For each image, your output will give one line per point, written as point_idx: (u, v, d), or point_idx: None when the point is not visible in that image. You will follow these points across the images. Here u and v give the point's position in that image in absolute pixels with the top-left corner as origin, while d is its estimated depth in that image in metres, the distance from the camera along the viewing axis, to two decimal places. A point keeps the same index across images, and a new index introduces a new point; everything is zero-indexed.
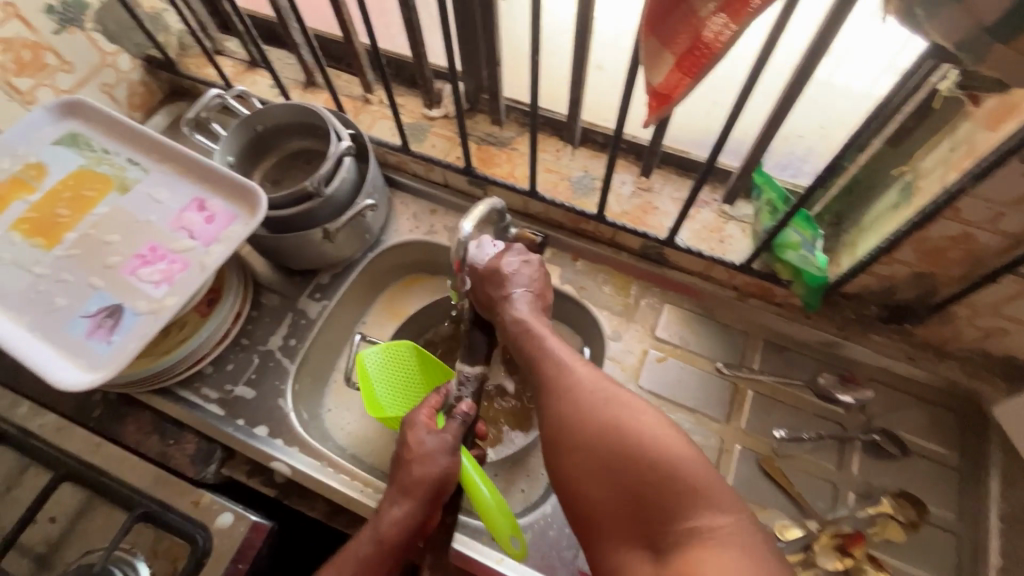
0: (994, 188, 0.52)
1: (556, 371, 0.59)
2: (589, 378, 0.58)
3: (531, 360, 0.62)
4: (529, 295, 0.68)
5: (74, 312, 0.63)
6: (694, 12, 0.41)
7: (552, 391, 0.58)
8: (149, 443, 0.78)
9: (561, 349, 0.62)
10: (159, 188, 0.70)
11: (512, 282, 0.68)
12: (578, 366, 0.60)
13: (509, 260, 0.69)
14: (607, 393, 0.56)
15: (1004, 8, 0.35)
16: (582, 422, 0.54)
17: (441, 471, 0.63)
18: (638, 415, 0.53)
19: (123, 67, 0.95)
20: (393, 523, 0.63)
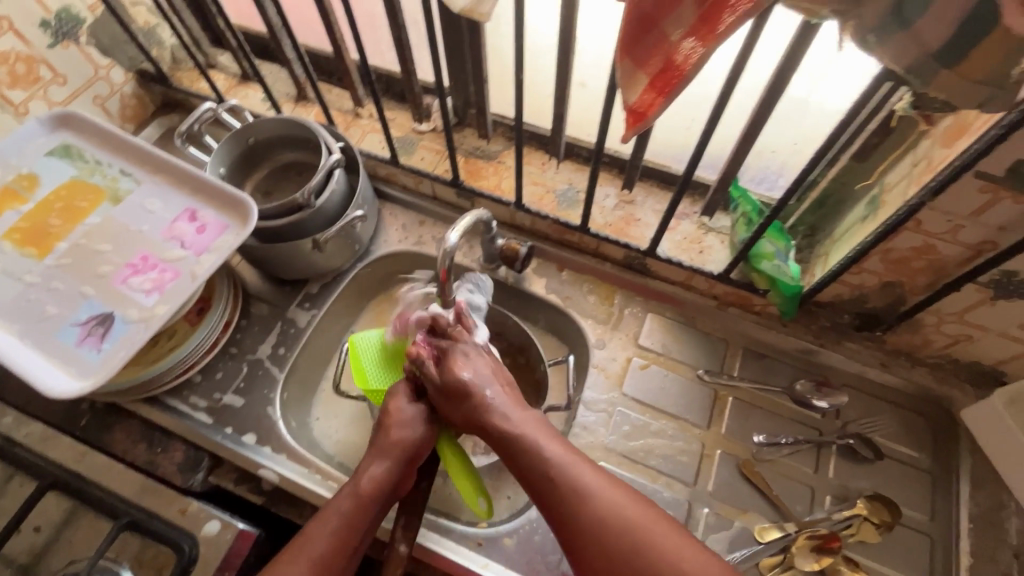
0: (952, 202, 0.56)
1: (569, 485, 0.55)
2: (607, 490, 0.55)
3: (532, 469, 0.57)
4: (502, 392, 0.63)
5: (65, 321, 0.64)
6: (665, 36, 0.44)
7: (572, 513, 0.53)
8: (136, 451, 0.78)
9: (560, 455, 0.57)
10: (152, 199, 0.72)
11: (482, 382, 0.63)
12: (589, 475, 0.56)
13: (462, 369, 0.63)
14: (634, 514, 0.53)
15: (945, 37, 0.38)
16: (615, 545, 0.52)
17: (416, 436, 0.65)
18: (668, 537, 0.52)
19: (116, 80, 0.97)
20: (371, 480, 0.62)
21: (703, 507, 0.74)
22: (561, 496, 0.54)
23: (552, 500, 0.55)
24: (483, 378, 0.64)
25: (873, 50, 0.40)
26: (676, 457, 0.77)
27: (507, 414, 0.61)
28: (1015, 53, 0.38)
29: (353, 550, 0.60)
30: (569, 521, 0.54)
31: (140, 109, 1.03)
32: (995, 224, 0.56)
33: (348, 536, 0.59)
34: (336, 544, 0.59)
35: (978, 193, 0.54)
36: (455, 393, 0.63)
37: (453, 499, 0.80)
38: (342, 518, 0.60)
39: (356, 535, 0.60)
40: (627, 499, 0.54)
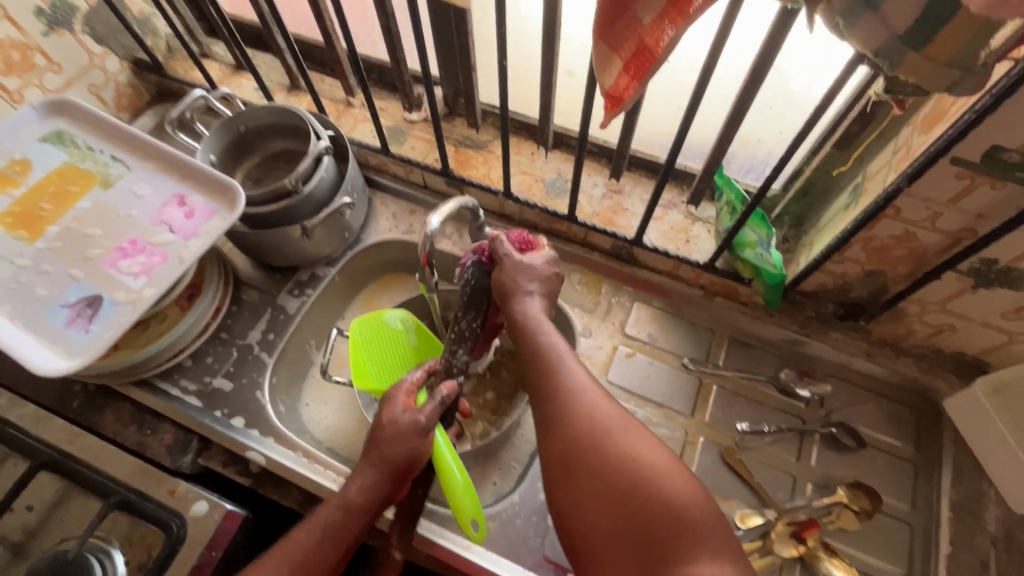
0: (930, 188, 0.56)
1: (552, 373, 0.56)
2: (587, 388, 0.55)
3: (530, 357, 0.59)
4: (543, 297, 0.63)
5: (54, 303, 0.65)
6: (637, 19, 0.44)
7: (550, 394, 0.55)
8: (127, 433, 0.80)
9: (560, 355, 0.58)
10: (142, 184, 0.73)
11: (531, 281, 0.63)
12: (574, 370, 0.57)
13: (527, 257, 0.64)
14: (607, 409, 0.53)
15: (912, 18, 0.38)
16: (580, 432, 0.52)
17: (413, 448, 0.62)
18: (636, 436, 0.51)
19: (111, 68, 0.98)
20: (359, 495, 0.62)
21: None
22: (546, 379, 0.56)
23: (539, 382, 0.57)
24: (541, 284, 0.64)
25: (843, 33, 0.41)
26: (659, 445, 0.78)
27: (529, 311, 0.61)
28: (981, 34, 0.38)
29: (337, 558, 0.61)
30: (547, 404, 0.55)
31: (135, 98, 1.05)
32: (973, 212, 0.56)
33: (333, 547, 0.61)
34: (320, 550, 0.60)
35: (955, 179, 0.54)
36: (497, 288, 0.64)
37: None
38: (327, 528, 0.61)
39: (341, 547, 0.61)
40: (602, 397, 0.54)
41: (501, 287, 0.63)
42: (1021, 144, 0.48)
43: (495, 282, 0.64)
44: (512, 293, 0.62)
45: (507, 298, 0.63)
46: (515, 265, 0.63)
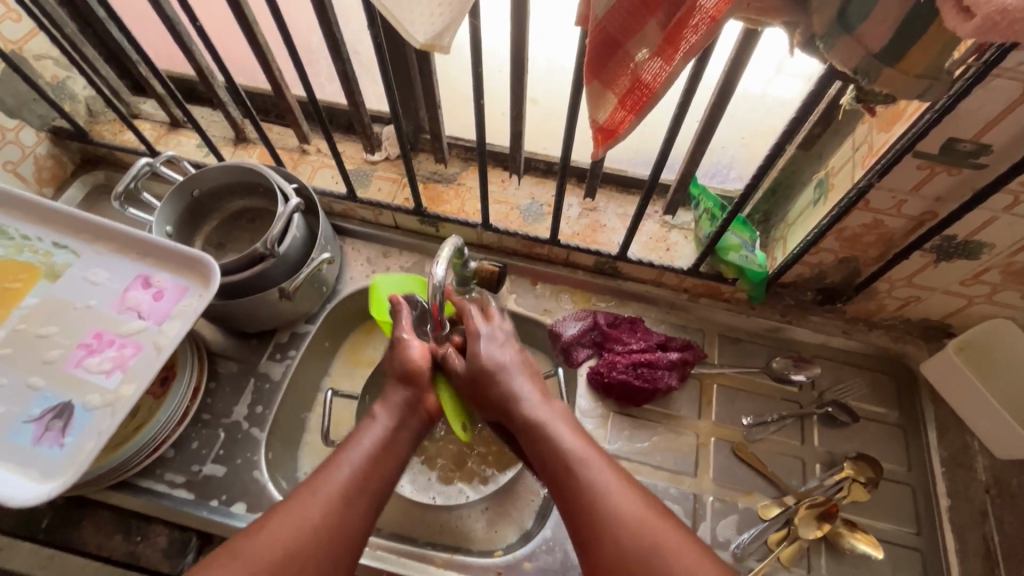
0: (895, 180, 0.60)
1: (573, 482, 0.56)
2: (618, 492, 0.55)
3: (545, 463, 0.59)
4: (523, 375, 0.64)
5: (16, 419, 0.58)
6: (631, 57, 0.45)
7: (574, 506, 0.55)
8: (114, 544, 0.72)
9: (591, 471, 0.56)
10: (96, 269, 0.66)
11: (507, 371, 0.63)
12: (600, 472, 0.56)
13: (485, 348, 0.65)
14: (640, 518, 0.53)
15: (886, 38, 0.41)
16: (608, 558, 0.52)
17: (413, 357, 0.65)
18: (681, 555, 0.51)
19: (27, 142, 0.89)
20: (385, 407, 0.63)
21: (708, 495, 0.77)
22: (565, 485, 0.56)
23: (563, 494, 0.56)
24: (505, 368, 0.64)
25: (822, 53, 0.43)
26: (674, 452, 0.79)
27: (529, 400, 0.62)
28: (948, 48, 0.42)
29: (388, 466, 0.60)
30: (574, 523, 0.55)
31: (58, 169, 0.95)
32: (933, 196, 0.61)
33: (386, 445, 0.61)
34: (374, 453, 0.59)
35: (917, 170, 0.59)
36: (484, 393, 0.64)
37: (460, 529, 0.79)
38: (374, 440, 0.60)
39: (385, 456, 0.60)
40: (631, 507, 0.54)
41: (487, 392, 0.63)
42: (973, 135, 0.53)
43: (482, 382, 0.63)
44: (504, 403, 0.62)
45: (510, 408, 0.62)
46: (476, 350, 0.64)
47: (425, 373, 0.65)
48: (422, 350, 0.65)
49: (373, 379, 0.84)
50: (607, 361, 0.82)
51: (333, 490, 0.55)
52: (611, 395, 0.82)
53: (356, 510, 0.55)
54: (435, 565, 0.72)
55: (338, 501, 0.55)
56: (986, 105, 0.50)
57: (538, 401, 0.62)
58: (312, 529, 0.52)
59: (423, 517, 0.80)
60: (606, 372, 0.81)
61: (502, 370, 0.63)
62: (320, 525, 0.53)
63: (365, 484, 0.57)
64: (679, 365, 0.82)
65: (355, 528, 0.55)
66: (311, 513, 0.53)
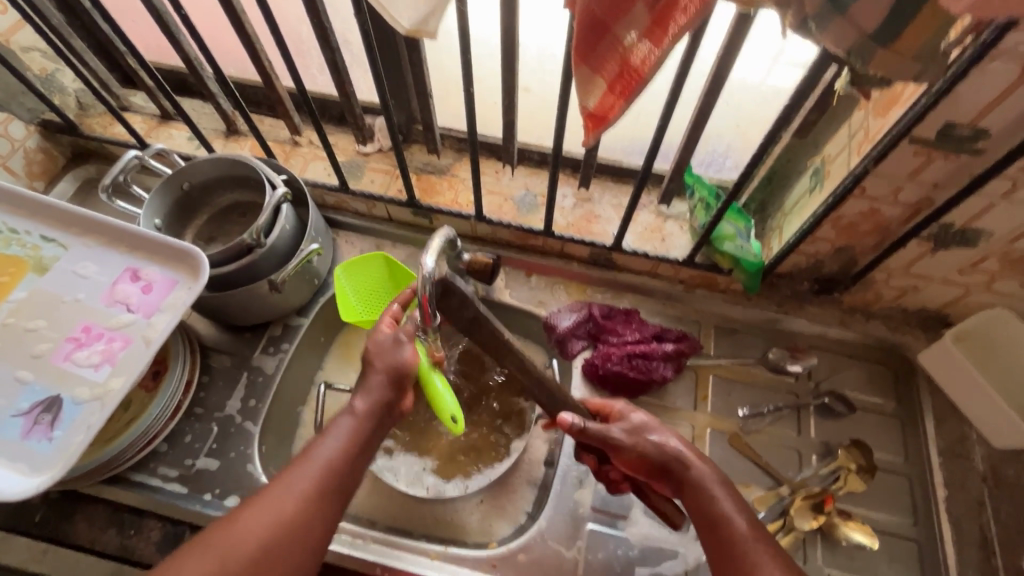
0: (891, 167, 0.59)
1: (740, 565, 0.53)
2: None
3: (710, 536, 0.56)
4: (688, 449, 0.61)
5: (4, 413, 0.58)
6: (620, 40, 0.44)
7: None
8: (106, 538, 0.72)
9: (763, 559, 0.52)
10: (84, 262, 0.65)
11: (657, 435, 0.61)
12: (764, 559, 0.53)
13: (639, 418, 0.63)
14: None
15: (879, 18, 0.40)
16: None
17: (406, 360, 0.61)
18: None
19: (16, 135, 0.88)
20: (364, 405, 0.60)
21: None
22: (730, 565, 0.53)
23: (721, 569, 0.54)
24: (663, 435, 0.61)
25: (815, 35, 0.42)
26: None
27: (700, 476, 0.59)
28: (944, 29, 0.41)
29: (355, 462, 0.58)
30: None
31: (48, 163, 0.94)
32: (929, 183, 0.60)
33: (356, 442, 0.59)
34: (343, 450, 0.58)
35: (913, 156, 0.58)
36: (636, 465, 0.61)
37: (455, 522, 0.78)
38: (344, 436, 0.58)
39: (359, 455, 0.59)
40: None
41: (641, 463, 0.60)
42: (971, 119, 0.52)
43: (642, 450, 0.61)
44: (665, 471, 0.60)
45: (673, 474, 0.60)
46: (638, 421, 0.62)
47: (410, 375, 0.61)
48: (412, 352, 0.62)
49: None
50: (601, 353, 0.82)
51: (308, 486, 0.54)
52: (606, 387, 0.82)
53: (322, 510, 0.54)
54: (429, 557, 0.72)
55: (306, 504, 0.54)
56: (983, 89, 0.49)
57: (708, 474, 0.59)
58: (287, 524, 0.52)
59: (419, 509, 0.80)
60: (601, 363, 0.81)
61: (665, 444, 0.61)
62: (294, 521, 0.52)
63: (332, 483, 0.56)
64: (674, 356, 0.82)
65: (321, 531, 0.54)
66: (286, 506, 0.53)
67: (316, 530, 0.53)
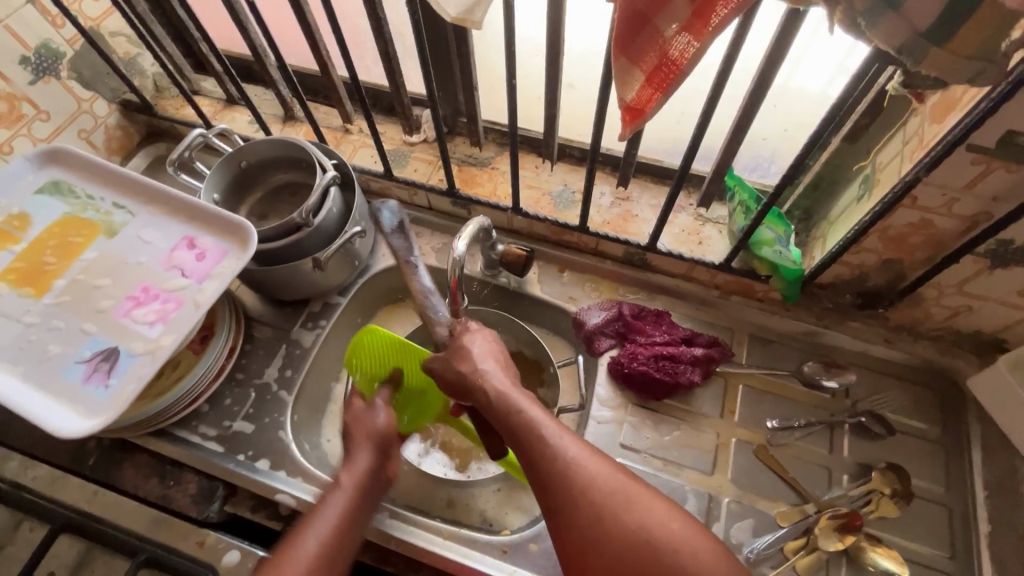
0: (946, 176, 0.57)
1: (544, 454, 0.56)
2: (586, 461, 0.55)
3: (516, 437, 0.58)
4: (498, 364, 0.66)
5: (70, 359, 0.63)
6: (659, 32, 0.44)
7: (546, 479, 0.55)
8: (149, 486, 0.77)
9: (562, 440, 0.57)
10: (148, 229, 0.71)
11: (479, 357, 0.65)
12: (566, 443, 0.57)
13: (471, 339, 0.67)
14: (611, 481, 0.55)
15: (933, 15, 0.39)
16: (585, 518, 0.52)
17: (379, 423, 0.72)
18: (652, 510, 0.53)
19: (100, 112, 0.96)
20: (350, 476, 0.68)
21: (723, 497, 0.74)
22: (537, 455, 0.56)
23: (530, 463, 0.57)
24: (480, 355, 0.66)
25: (864, 32, 0.41)
26: (691, 449, 0.77)
27: (497, 381, 0.63)
28: (1003, 28, 0.39)
29: (346, 536, 0.63)
30: (547, 492, 0.55)
31: (125, 140, 1.03)
32: (988, 195, 0.57)
33: (345, 522, 0.64)
34: (332, 533, 0.62)
35: (971, 165, 0.55)
36: (455, 382, 0.65)
37: (470, 506, 0.80)
38: (330, 522, 0.63)
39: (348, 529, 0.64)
40: (601, 469, 0.55)
41: (457, 377, 0.65)
42: None
43: (454, 372, 0.65)
44: (474, 384, 0.63)
45: (477, 388, 0.63)
46: (456, 346, 0.67)
47: (386, 434, 0.72)
48: (384, 415, 0.73)
49: None
50: (628, 352, 0.81)
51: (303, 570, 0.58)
52: (630, 387, 0.81)
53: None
54: (442, 536, 0.73)
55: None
56: None
57: (506, 381, 0.63)
58: None
59: (437, 491, 0.82)
60: (627, 362, 0.80)
61: (473, 363, 0.65)
62: None
63: (327, 561, 0.60)
64: (703, 361, 0.80)
65: None
66: None
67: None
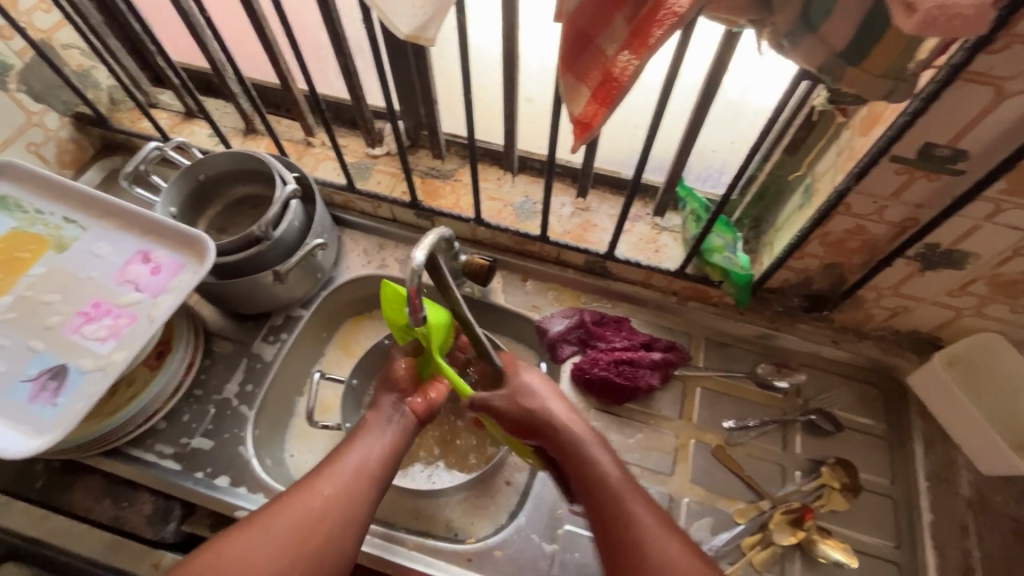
0: (874, 185, 0.61)
1: (623, 523, 0.59)
2: (662, 539, 0.58)
3: (595, 499, 0.61)
4: (569, 410, 0.67)
5: (14, 378, 0.61)
6: (601, 52, 0.46)
7: (621, 550, 0.58)
8: (102, 508, 0.75)
9: (643, 515, 0.59)
10: (101, 243, 0.70)
11: (546, 398, 0.67)
12: (644, 516, 0.59)
13: (529, 375, 0.69)
14: (686, 564, 0.56)
15: (847, 36, 0.42)
16: None
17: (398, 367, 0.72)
18: None
19: (51, 125, 0.94)
20: (379, 415, 0.68)
21: (682, 496, 0.76)
22: (616, 524, 0.59)
23: (607, 527, 0.60)
24: (548, 398, 0.68)
25: (787, 52, 0.45)
26: (652, 451, 0.80)
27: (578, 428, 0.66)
28: (908, 49, 0.43)
29: (384, 463, 0.64)
30: (619, 562, 0.58)
31: (79, 153, 1.00)
32: (914, 203, 0.62)
33: (384, 453, 0.65)
34: (371, 456, 0.64)
35: (896, 174, 0.59)
36: (526, 422, 0.67)
37: (435, 516, 0.80)
38: (368, 450, 0.64)
39: (386, 455, 0.65)
40: (678, 549, 0.57)
41: (526, 417, 0.67)
42: (950, 140, 0.54)
43: (519, 410, 0.67)
44: (549, 427, 0.66)
45: (556, 435, 0.65)
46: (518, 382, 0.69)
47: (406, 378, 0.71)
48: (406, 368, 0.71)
49: (362, 362, 0.86)
50: (590, 357, 0.83)
51: (334, 487, 0.60)
52: (592, 392, 0.83)
53: (353, 501, 0.60)
54: (407, 547, 0.73)
55: (333, 495, 0.59)
56: (960, 110, 0.51)
57: (590, 438, 0.65)
58: (317, 518, 0.58)
59: (403, 502, 0.81)
60: (588, 368, 0.82)
61: (545, 406, 0.67)
62: (323, 513, 0.58)
63: (362, 480, 0.61)
64: (661, 365, 0.83)
65: (345, 523, 0.59)
66: (314, 502, 0.58)
67: (347, 516, 0.59)
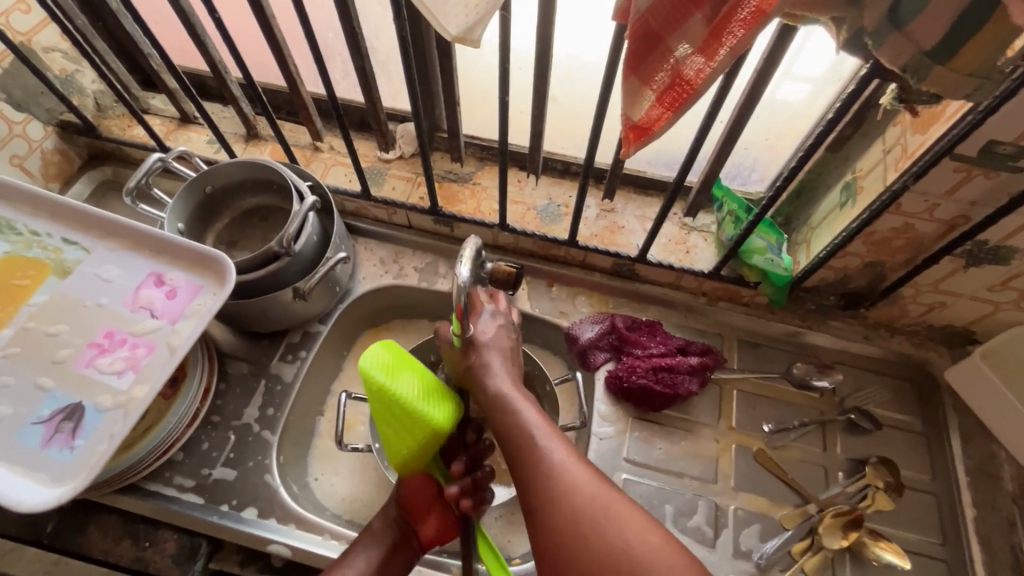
0: (929, 183, 0.59)
1: (532, 457, 0.53)
2: (567, 468, 0.52)
3: (509, 436, 0.56)
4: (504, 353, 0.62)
5: (25, 420, 0.56)
6: (670, 51, 0.43)
7: (531, 481, 0.52)
8: (121, 550, 0.70)
9: (555, 445, 0.53)
10: (107, 266, 0.64)
11: (489, 346, 0.61)
12: (556, 449, 0.53)
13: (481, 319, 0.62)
14: (593, 491, 0.50)
15: (939, 34, 0.40)
16: (562, 524, 0.49)
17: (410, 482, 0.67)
18: (631, 522, 0.48)
19: (34, 136, 0.87)
20: (380, 525, 0.66)
21: (727, 504, 0.75)
22: (526, 454, 0.53)
23: (518, 464, 0.54)
24: (493, 345, 0.62)
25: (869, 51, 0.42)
26: (693, 458, 0.78)
27: (498, 376, 0.59)
28: (1002, 45, 0.41)
29: None
30: (527, 492, 0.52)
31: (65, 164, 0.93)
32: (967, 200, 0.60)
33: None
34: None
35: (953, 173, 0.57)
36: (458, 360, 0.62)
37: None
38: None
39: None
40: (586, 476, 0.51)
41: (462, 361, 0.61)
42: (1015, 137, 0.52)
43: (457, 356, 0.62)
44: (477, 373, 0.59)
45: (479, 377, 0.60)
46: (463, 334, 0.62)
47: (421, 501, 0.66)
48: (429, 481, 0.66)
49: None
50: (626, 365, 0.80)
51: None
52: (629, 400, 0.80)
53: None
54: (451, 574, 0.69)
55: None
56: None
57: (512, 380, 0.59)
58: None
59: None
60: (626, 376, 0.79)
61: (485, 346, 0.61)
62: None
63: None
64: (699, 370, 0.81)
65: None
66: None
67: None
